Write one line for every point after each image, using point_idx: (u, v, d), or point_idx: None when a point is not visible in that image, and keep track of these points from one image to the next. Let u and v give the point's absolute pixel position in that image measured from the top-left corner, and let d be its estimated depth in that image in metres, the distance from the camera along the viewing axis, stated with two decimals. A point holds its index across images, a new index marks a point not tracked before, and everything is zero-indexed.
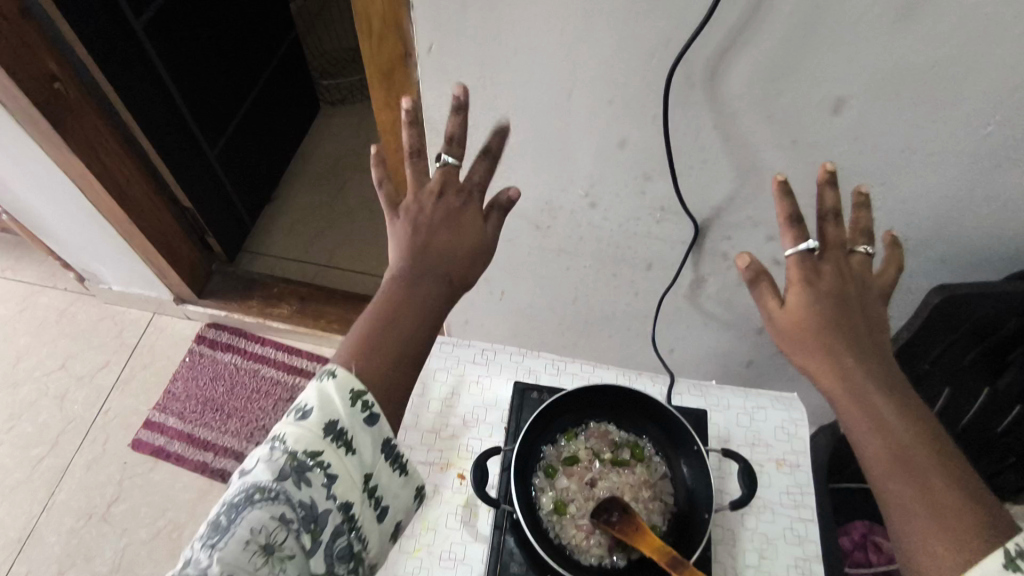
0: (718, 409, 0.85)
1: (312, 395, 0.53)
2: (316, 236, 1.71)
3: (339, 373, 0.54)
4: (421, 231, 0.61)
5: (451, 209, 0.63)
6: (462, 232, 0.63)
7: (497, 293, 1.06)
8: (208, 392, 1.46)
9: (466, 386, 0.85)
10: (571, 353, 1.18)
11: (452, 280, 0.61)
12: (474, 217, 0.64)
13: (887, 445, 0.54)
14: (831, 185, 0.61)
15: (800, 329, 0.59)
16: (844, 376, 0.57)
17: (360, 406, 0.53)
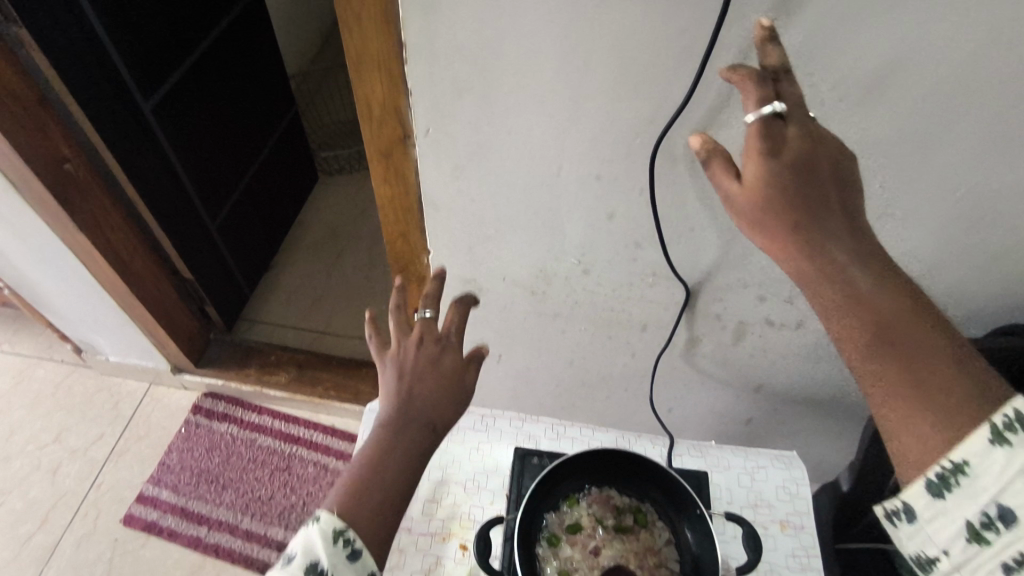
0: (718, 470, 0.85)
1: (298, 542, 0.55)
2: (314, 303, 1.73)
3: (322, 516, 0.56)
4: (404, 379, 0.63)
5: (433, 355, 0.65)
6: (443, 384, 0.64)
7: (495, 356, 1.07)
8: (203, 464, 1.44)
9: (467, 453, 0.85)
10: (570, 416, 1.18)
11: (435, 426, 0.62)
12: (454, 368, 0.65)
13: (863, 320, 0.49)
14: (774, 40, 0.53)
15: (760, 204, 0.50)
16: (820, 261, 0.50)
17: (342, 543, 0.54)
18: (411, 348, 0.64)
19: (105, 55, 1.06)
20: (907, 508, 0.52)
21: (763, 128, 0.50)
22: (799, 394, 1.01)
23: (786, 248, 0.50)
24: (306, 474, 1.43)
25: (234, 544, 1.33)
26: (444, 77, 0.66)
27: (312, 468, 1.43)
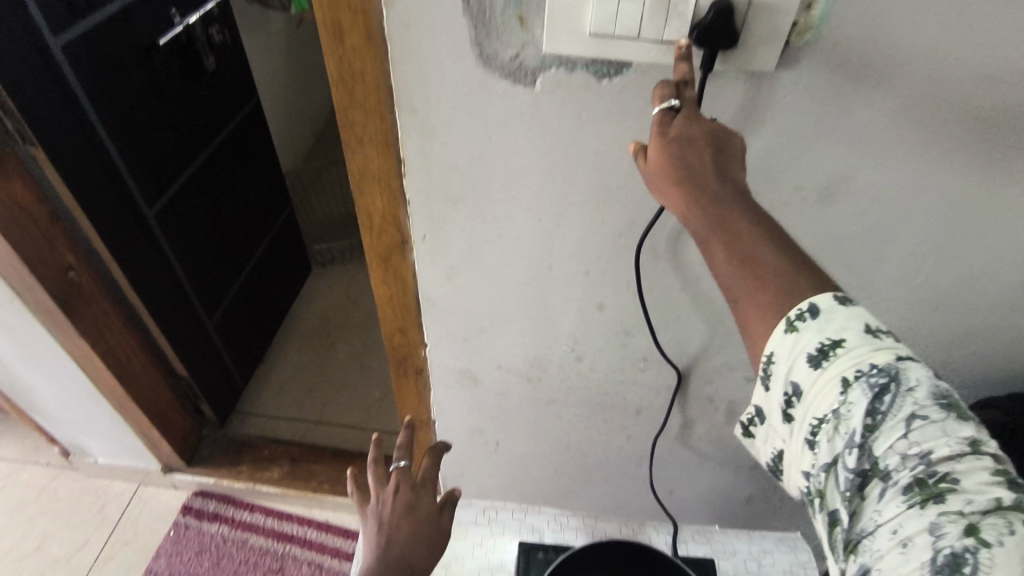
0: (724, 556, 0.84)
1: None
2: (307, 393, 1.72)
3: None
4: (383, 531, 0.69)
5: (410, 503, 0.72)
6: (419, 526, 0.70)
7: (491, 444, 1.07)
8: (192, 568, 1.39)
9: (469, 548, 0.84)
10: (569, 501, 1.17)
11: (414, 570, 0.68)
12: (428, 509, 0.72)
13: (753, 273, 0.47)
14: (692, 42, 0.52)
15: (666, 171, 0.48)
16: (720, 217, 0.47)
17: None
18: (389, 500, 0.71)
19: (113, 169, 1.12)
20: (756, 410, 0.56)
21: (661, 116, 0.49)
22: None
23: (686, 206, 0.47)
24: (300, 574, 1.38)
25: None
26: (439, 191, 0.71)
27: (306, 568, 1.39)
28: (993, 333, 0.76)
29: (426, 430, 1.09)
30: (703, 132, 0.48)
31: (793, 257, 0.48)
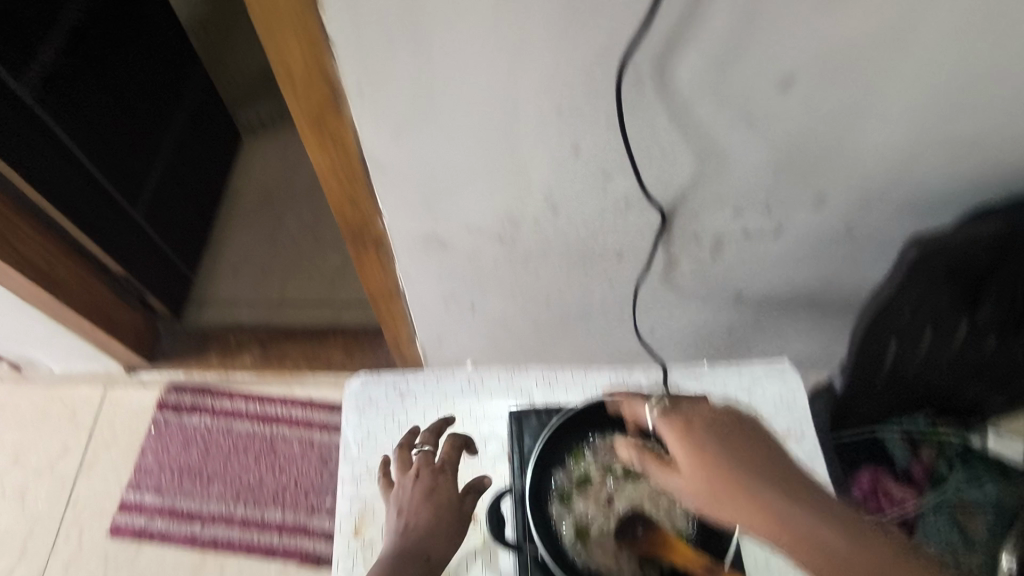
0: (716, 391, 0.84)
1: None
2: (263, 273, 1.61)
3: None
4: (403, 514, 0.65)
5: (430, 486, 0.68)
6: (439, 505, 0.66)
7: (468, 307, 1.02)
8: (183, 460, 1.38)
9: (460, 420, 0.81)
10: (552, 352, 1.15)
11: (431, 553, 0.62)
12: (447, 491, 0.68)
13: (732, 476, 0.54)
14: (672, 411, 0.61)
15: (691, 453, 0.57)
16: (758, 510, 0.52)
17: None
18: (410, 484, 0.68)
19: None
20: None
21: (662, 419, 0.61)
22: (779, 297, 1.00)
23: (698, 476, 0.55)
24: (293, 453, 1.38)
25: (234, 534, 1.29)
26: (370, 20, 0.57)
27: (298, 445, 1.38)
28: (1001, 132, 0.70)
29: (397, 304, 1.02)
30: (712, 419, 0.60)
31: (779, 472, 0.55)
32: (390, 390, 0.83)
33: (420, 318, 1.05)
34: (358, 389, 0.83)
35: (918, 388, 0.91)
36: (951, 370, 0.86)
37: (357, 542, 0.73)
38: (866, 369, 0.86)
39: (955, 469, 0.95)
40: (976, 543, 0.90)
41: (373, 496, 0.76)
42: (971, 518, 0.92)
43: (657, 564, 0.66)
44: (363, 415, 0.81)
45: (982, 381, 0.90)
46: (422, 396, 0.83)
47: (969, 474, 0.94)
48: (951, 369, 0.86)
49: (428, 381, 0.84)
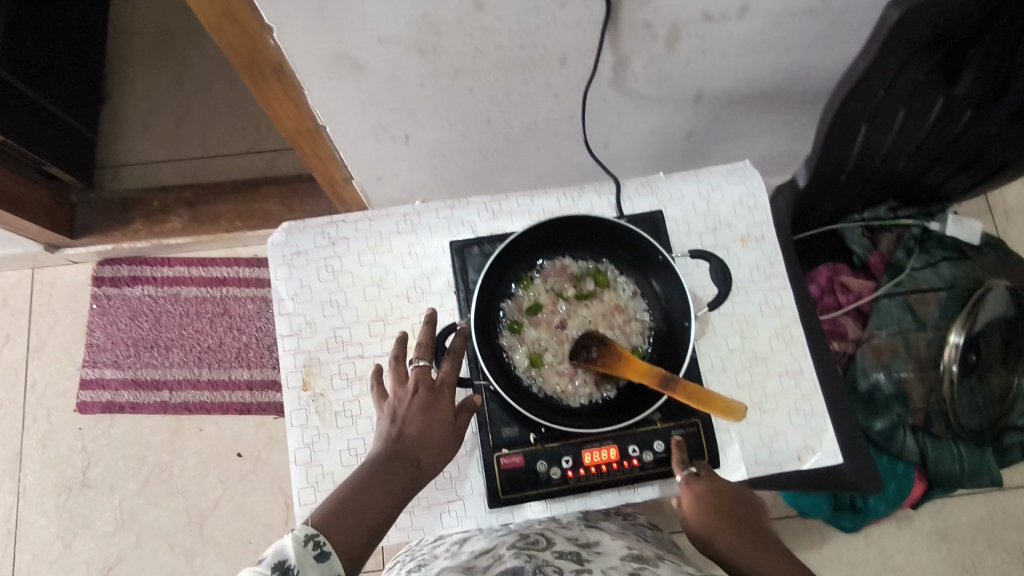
0: (673, 203, 0.77)
1: (285, 555, 0.48)
2: (177, 125, 1.43)
3: (305, 537, 0.50)
4: (396, 423, 0.59)
5: (429, 403, 0.60)
6: (435, 422, 0.59)
7: (401, 138, 0.90)
8: (135, 332, 1.33)
9: (399, 261, 0.75)
10: (501, 178, 1.06)
11: (421, 464, 0.58)
12: (448, 408, 0.61)
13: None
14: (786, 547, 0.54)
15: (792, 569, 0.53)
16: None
17: (312, 547, 0.50)
18: (406, 397, 0.60)
19: None
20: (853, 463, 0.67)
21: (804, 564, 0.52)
22: (742, 92, 0.90)
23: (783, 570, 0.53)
24: (249, 312, 1.34)
25: (204, 397, 1.29)
26: None
27: (252, 304, 1.34)
28: None
29: (320, 142, 0.87)
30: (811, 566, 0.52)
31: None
32: (319, 238, 0.75)
33: (352, 159, 0.93)
34: (283, 241, 0.74)
35: (881, 175, 0.87)
36: (916, 150, 0.82)
37: (307, 395, 0.71)
38: (834, 162, 0.79)
39: (912, 255, 0.94)
40: (927, 324, 0.90)
41: (316, 348, 0.72)
42: (923, 301, 0.91)
43: (615, 382, 0.66)
44: (294, 267, 0.74)
45: (948, 160, 0.85)
46: (353, 240, 0.75)
47: (926, 259, 0.94)
48: (917, 149, 0.82)
49: (359, 224, 0.76)
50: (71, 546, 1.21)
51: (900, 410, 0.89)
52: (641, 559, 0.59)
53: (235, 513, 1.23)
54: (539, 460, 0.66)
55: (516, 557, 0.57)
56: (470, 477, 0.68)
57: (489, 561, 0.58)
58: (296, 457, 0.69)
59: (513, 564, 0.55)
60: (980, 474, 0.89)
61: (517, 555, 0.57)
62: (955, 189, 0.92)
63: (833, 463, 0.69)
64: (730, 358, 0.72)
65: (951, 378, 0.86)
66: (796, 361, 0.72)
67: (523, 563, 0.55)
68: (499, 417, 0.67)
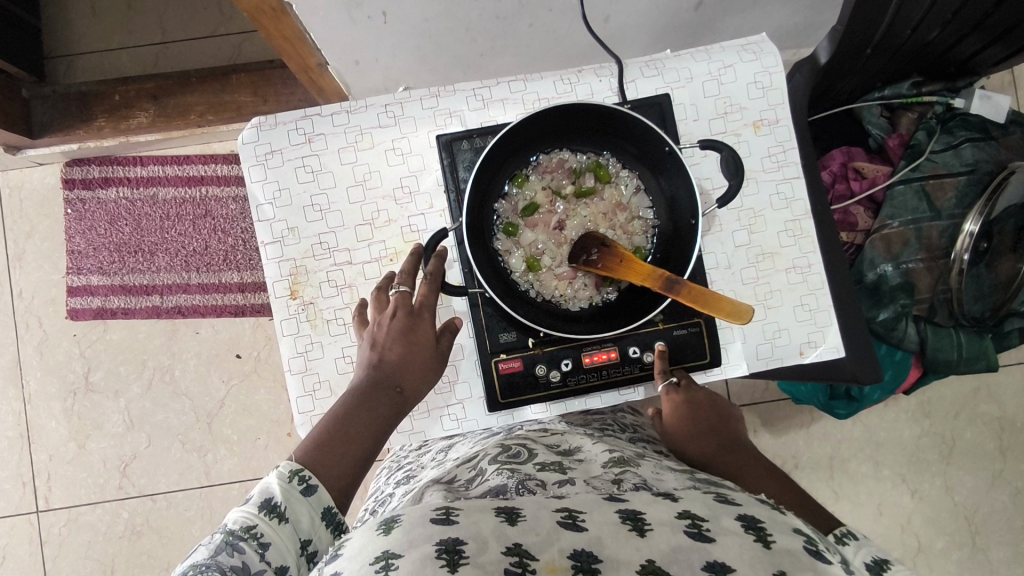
0: (680, 86, 0.70)
1: (273, 490, 0.52)
2: (129, 5, 1.28)
3: (291, 474, 0.53)
4: (377, 348, 0.60)
5: (410, 325, 0.60)
6: (418, 346, 0.60)
7: (378, 16, 0.80)
8: (116, 237, 1.28)
9: (383, 159, 0.69)
10: (491, 60, 0.97)
11: (404, 389, 0.59)
12: (429, 329, 0.61)
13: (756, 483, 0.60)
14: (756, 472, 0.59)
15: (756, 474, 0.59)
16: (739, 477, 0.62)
17: (298, 481, 0.53)
18: (386, 321, 0.61)
19: None
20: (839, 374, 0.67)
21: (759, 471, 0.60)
22: None
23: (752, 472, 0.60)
24: (232, 212, 1.28)
25: (195, 301, 1.27)
26: None
27: (234, 206, 1.28)
28: None
29: (286, 20, 0.76)
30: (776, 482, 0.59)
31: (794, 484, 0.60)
32: (293, 134, 0.68)
33: (326, 39, 0.83)
34: (253, 138, 0.68)
35: (911, 45, 0.80)
36: (950, 16, 0.73)
37: (296, 304, 0.68)
38: (859, 36, 0.71)
39: (934, 136, 0.88)
40: (942, 213, 0.86)
41: (302, 255, 0.68)
42: (941, 187, 0.87)
43: (617, 285, 0.64)
44: (269, 167, 0.68)
45: (985, 28, 0.76)
46: (331, 135, 0.68)
47: (947, 140, 0.88)
48: (953, 15, 0.73)
49: (337, 118, 0.69)
50: (85, 447, 1.25)
51: (906, 300, 0.86)
52: (622, 462, 0.58)
53: (241, 412, 1.25)
54: (538, 365, 0.65)
55: (498, 474, 0.56)
56: (469, 380, 0.68)
57: (471, 475, 0.57)
58: (290, 366, 0.68)
59: (495, 483, 0.54)
60: (976, 359, 0.87)
61: (500, 471, 0.56)
62: (987, 61, 0.84)
63: (834, 356, 0.68)
64: (736, 255, 0.69)
65: (961, 266, 0.83)
66: (804, 256, 0.69)
67: (506, 479, 0.54)
68: (497, 324, 0.66)
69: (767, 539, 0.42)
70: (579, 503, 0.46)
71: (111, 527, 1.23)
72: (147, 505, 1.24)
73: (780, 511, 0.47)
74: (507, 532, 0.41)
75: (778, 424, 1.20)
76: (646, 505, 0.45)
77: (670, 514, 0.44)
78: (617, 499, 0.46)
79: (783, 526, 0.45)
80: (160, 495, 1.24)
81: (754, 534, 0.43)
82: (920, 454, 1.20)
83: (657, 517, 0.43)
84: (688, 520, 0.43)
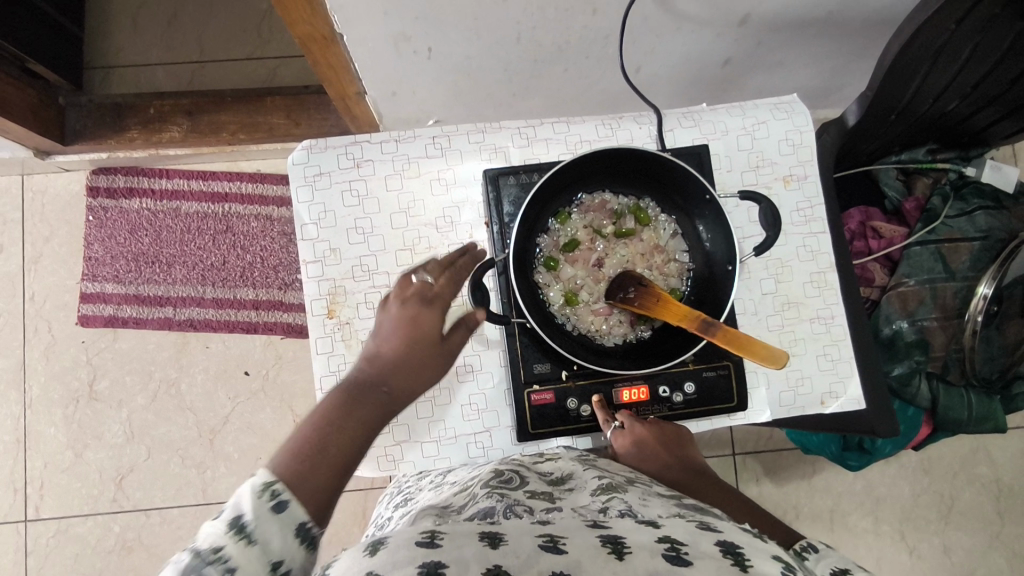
0: (716, 137, 0.73)
1: (241, 503, 0.44)
2: (170, 25, 1.32)
3: (260, 486, 0.44)
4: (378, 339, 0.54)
5: (416, 316, 0.55)
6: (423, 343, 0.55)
7: (423, 51, 0.83)
8: (135, 247, 1.29)
9: (428, 189, 0.71)
10: (523, 100, 1.00)
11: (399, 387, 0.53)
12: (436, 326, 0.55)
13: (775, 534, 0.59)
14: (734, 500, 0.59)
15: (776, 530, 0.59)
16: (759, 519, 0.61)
17: (269, 495, 0.44)
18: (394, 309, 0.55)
19: None
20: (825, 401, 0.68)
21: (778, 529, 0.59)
22: (792, 16, 0.83)
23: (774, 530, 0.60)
24: (252, 230, 1.30)
25: (208, 315, 1.27)
26: None
27: (256, 223, 1.30)
28: None
29: (334, 50, 0.78)
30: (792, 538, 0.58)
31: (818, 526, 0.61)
32: (342, 159, 0.70)
33: (369, 71, 0.86)
34: (304, 160, 0.70)
35: (929, 115, 0.84)
36: (969, 91, 0.78)
37: (332, 323, 0.69)
38: (886, 102, 0.75)
39: (948, 201, 0.93)
40: (956, 274, 0.90)
41: (341, 276, 0.70)
42: (956, 250, 0.90)
43: (650, 323, 0.65)
44: (316, 188, 0.70)
45: (1001, 102, 0.81)
46: (379, 162, 0.71)
47: (961, 207, 0.92)
48: (971, 89, 0.78)
49: (386, 146, 0.71)
50: (82, 456, 1.23)
51: (920, 357, 0.89)
52: (610, 489, 0.56)
53: (244, 429, 1.24)
54: (569, 398, 0.67)
55: (487, 497, 0.55)
56: (497, 410, 0.69)
57: (464, 500, 0.56)
58: (322, 384, 0.68)
59: (484, 506, 0.53)
60: (986, 420, 0.89)
61: (489, 494, 0.55)
62: (996, 134, 0.89)
63: (855, 408, 0.70)
64: (763, 302, 0.71)
65: (974, 328, 0.87)
66: (828, 308, 0.71)
67: (494, 502, 0.53)
68: (529, 355, 0.67)
69: (744, 563, 0.42)
70: (562, 529, 0.46)
71: (102, 542, 1.20)
72: (139, 520, 1.21)
73: (762, 540, 0.47)
74: (489, 555, 0.41)
75: (781, 473, 1.20)
76: (627, 530, 0.45)
77: (648, 538, 0.44)
78: (599, 526, 0.46)
79: (762, 551, 0.45)
80: (154, 510, 1.21)
81: (732, 559, 0.43)
82: (918, 512, 1.20)
83: (637, 541, 0.44)
84: (666, 544, 0.44)
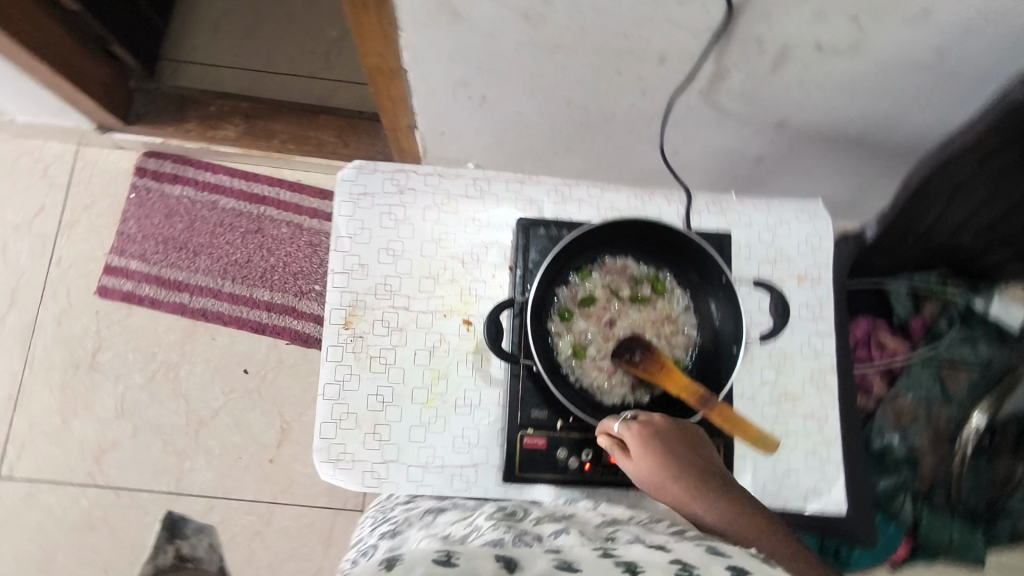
0: (739, 227, 0.77)
1: None
2: (246, 35, 1.41)
3: None
4: None
5: None
6: None
7: (477, 98, 0.88)
8: (167, 231, 1.33)
9: (461, 225, 0.75)
10: (560, 160, 1.05)
11: None
12: None
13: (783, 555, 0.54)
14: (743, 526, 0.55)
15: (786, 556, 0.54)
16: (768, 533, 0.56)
17: None
18: None
19: None
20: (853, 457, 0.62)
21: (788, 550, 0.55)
22: (826, 127, 0.88)
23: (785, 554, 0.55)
24: (282, 235, 1.34)
25: (222, 308, 1.30)
26: None
27: (286, 230, 1.34)
28: None
29: (396, 84, 0.84)
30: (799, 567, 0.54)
31: None
32: (387, 183, 0.75)
33: (424, 109, 0.92)
34: (351, 178, 0.74)
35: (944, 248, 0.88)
36: (984, 227, 0.82)
37: (347, 334, 0.71)
38: None
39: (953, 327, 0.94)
40: (953, 399, 0.93)
41: (364, 291, 0.73)
42: (954, 376, 0.93)
43: (651, 389, 0.67)
44: (358, 205, 0.74)
45: None
46: (421, 193, 0.75)
47: (966, 334, 0.93)
48: (985, 228, 0.82)
49: (429, 178, 0.76)
50: (68, 424, 1.23)
51: (907, 473, 0.94)
52: (615, 522, 0.58)
53: (232, 426, 1.25)
54: (560, 447, 0.68)
55: (493, 528, 0.56)
56: (488, 447, 0.70)
57: (468, 530, 0.58)
58: (325, 391, 0.70)
59: (491, 535, 0.54)
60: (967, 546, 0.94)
61: (495, 526, 0.57)
62: None
63: (836, 511, 0.71)
64: (761, 390, 0.73)
65: (963, 457, 0.92)
66: (824, 407, 0.73)
67: (502, 532, 0.55)
68: (529, 399, 0.69)
69: None
70: (574, 555, 0.47)
71: (67, 514, 1.19)
72: (108, 498, 1.20)
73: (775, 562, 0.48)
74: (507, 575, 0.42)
75: None
76: (638, 554, 0.46)
77: (662, 560, 0.45)
78: (609, 551, 0.47)
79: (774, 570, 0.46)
80: (126, 492, 1.21)
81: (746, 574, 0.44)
82: None
83: (649, 563, 0.45)
84: (679, 564, 0.45)
